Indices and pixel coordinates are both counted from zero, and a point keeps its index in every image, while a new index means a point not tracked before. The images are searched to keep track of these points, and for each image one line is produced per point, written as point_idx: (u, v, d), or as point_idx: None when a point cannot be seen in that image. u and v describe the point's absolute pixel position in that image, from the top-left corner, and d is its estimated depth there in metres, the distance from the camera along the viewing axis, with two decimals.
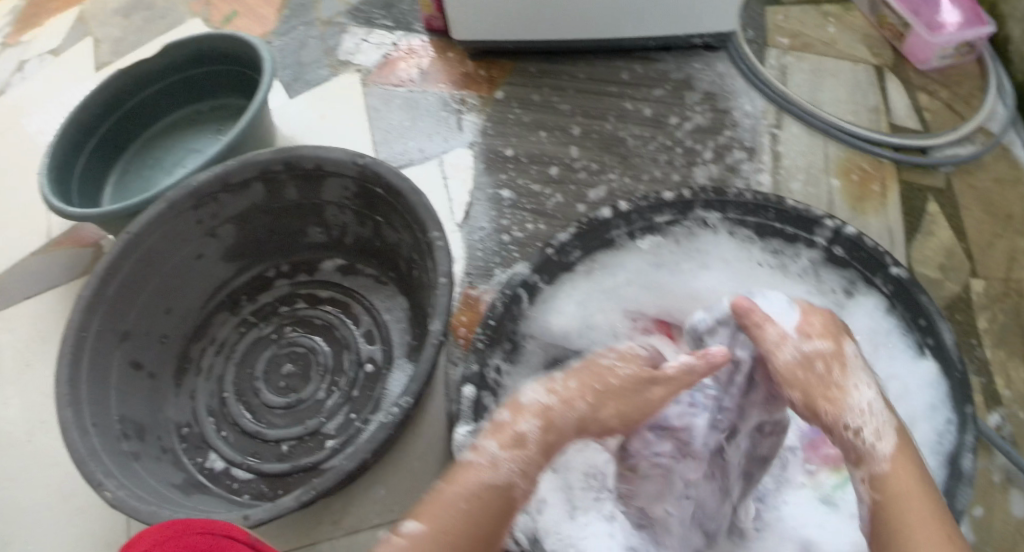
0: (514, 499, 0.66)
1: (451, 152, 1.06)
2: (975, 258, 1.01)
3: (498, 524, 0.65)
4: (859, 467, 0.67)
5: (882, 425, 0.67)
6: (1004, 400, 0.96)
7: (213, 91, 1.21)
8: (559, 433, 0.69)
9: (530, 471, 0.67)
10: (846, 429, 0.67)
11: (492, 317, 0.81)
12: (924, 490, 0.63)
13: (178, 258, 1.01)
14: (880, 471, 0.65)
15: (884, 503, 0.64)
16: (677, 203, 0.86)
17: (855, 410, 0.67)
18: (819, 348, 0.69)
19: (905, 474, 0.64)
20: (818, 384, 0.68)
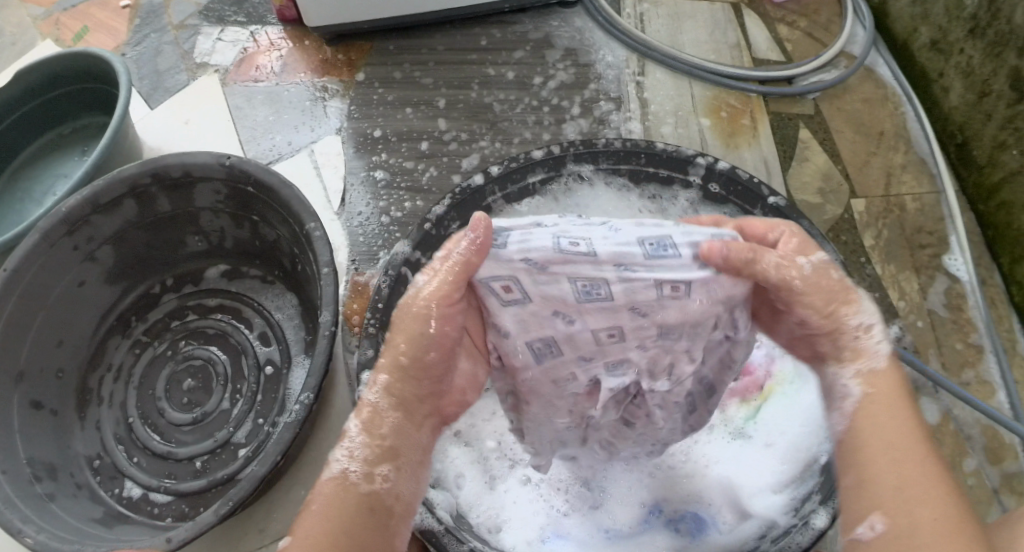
0: (355, 485, 0.66)
1: (320, 141, 1.06)
2: (852, 178, 1.08)
3: (350, 514, 0.65)
4: (855, 361, 0.68)
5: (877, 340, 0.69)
6: (900, 312, 1.02)
7: (75, 111, 1.18)
8: (380, 415, 0.70)
9: (358, 454, 0.68)
10: (852, 329, 0.68)
11: (381, 301, 0.79)
12: (901, 397, 0.67)
13: (61, 288, 0.96)
14: (876, 373, 0.68)
15: (879, 397, 0.66)
16: (547, 161, 0.87)
17: (858, 328, 0.69)
18: (821, 263, 0.69)
19: (889, 383, 0.67)
20: (838, 295, 0.69)
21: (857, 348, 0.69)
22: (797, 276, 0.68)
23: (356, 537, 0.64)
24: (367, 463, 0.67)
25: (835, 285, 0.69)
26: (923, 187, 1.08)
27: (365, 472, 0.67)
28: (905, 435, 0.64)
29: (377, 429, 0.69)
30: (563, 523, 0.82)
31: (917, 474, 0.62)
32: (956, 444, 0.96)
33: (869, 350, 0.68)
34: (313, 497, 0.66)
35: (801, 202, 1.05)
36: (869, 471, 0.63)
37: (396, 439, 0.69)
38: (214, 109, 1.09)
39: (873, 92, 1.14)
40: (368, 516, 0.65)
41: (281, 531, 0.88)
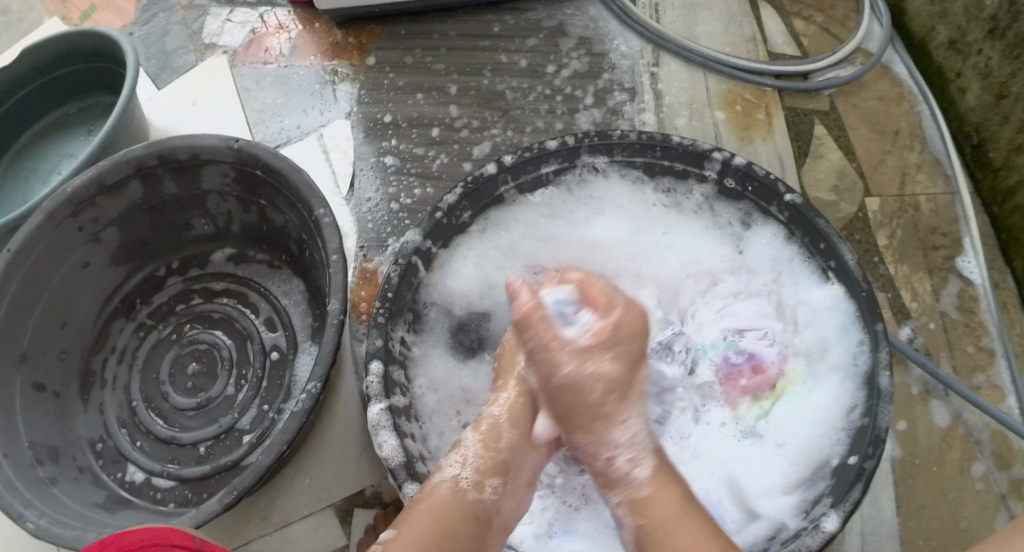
0: (466, 492, 0.70)
1: (329, 125, 1.05)
2: (867, 176, 1.07)
3: (459, 521, 0.68)
4: (616, 492, 0.71)
5: (638, 452, 0.71)
6: (912, 313, 1.01)
7: (81, 90, 1.17)
8: (498, 428, 0.74)
9: (471, 463, 0.72)
10: (601, 458, 0.72)
11: (389, 291, 0.78)
12: (684, 511, 0.68)
13: (65, 270, 0.95)
14: (639, 497, 0.69)
15: (649, 526, 0.68)
16: (561, 151, 0.85)
17: (617, 447, 0.71)
18: (607, 372, 0.72)
19: (667, 499, 0.69)
20: (591, 411, 0.72)
21: (617, 477, 0.71)
22: (586, 387, 0.71)
23: (460, 539, 0.68)
24: (480, 473, 0.72)
25: (606, 396, 0.71)
26: (937, 188, 1.07)
27: (477, 481, 0.71)
28: (711, 544, 0.65)
29: (494, 443, 0.74)
30: (571, 521, 0.80)
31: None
32: (965, 448, 0.96)
33: (629, 470, 0.71)
34: (423, 495, 0.70)
35: (815, 199, 1.04)
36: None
37: (509, 456, 0.74)
38: (223, 91, 1.08)
39: (889, 89, 1.12)
40: (473, 522, 0.69)
41: (286, 519, 0.87)
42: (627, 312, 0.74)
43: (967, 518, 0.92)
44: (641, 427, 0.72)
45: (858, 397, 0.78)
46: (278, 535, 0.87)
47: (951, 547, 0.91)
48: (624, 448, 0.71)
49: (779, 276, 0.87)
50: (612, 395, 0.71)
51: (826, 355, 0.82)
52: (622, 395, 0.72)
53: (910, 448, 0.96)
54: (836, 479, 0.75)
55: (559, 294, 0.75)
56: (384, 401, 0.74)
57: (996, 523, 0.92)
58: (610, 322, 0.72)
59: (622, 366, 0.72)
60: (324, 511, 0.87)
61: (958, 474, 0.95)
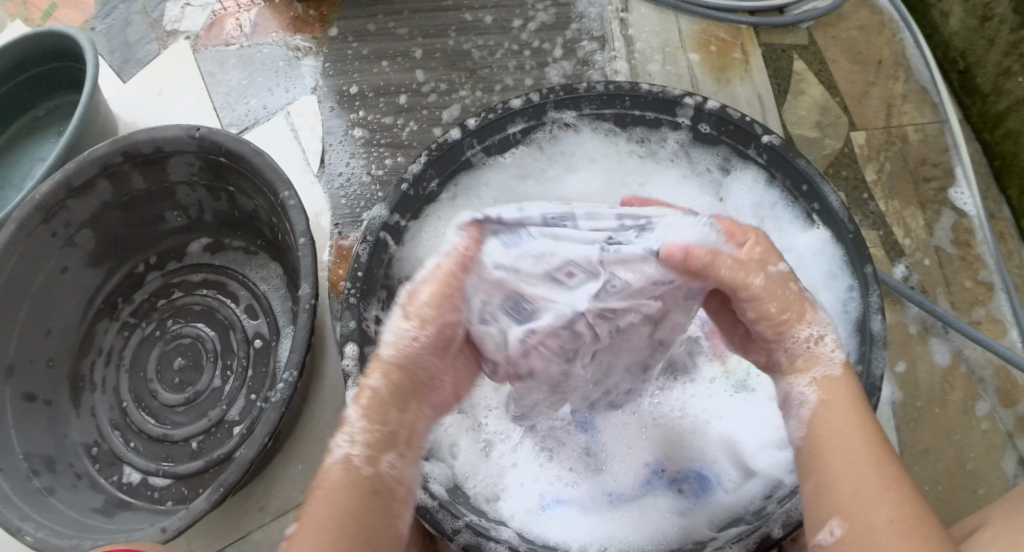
0: (358, 469, 0.63)
1: (295, 102, 1.02)
2: (851, 110, 1.04)
3: (357, 503, 0.61)
4: (805, 373, 0.66)
5: (826, 344, 0.67)
6: (906, 250, 0.99)
7: (44, 92, 1.16)
8: (382, 398, 0.65)
9: (361, 438, 0.63)
10: (804, 340, 0.67)
11: (360, 270, 0.77)
12: (859, 406, 0.64)
13: (43, 278, 0.94)
14: (826, 382, 0.65)
15: (827, 403, 0.64)
16: (527, 110, 0.82)
17: (819, 328, 0.67)
18: (787, 269, 0.69)
19: (845, 385, 0.65)
20: (796, 304, 0.68)
21: (811, 357, 0.67)
22: (770, 294, 0.67)
23: (365, 521, 0.61)
24: (372, 450, 0.64)
25: (795, 292, 0.68)
26: (925, 117, 1.05)
27: (369, 456, 0.63)
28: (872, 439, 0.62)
29: (380, 414, 0.64)
30: (564, 491, 0.80)
31: (866, 480, 0.59)
32: (967, 387, 0.95)
33: (822, 356, 0.66)
34: (317, 482, 0.63)
35: (798, 136, 1.02)
36: (837, 469, 0.61)
37: (397, 423, 0.65)
38: (187, 78, 1.06)
39: (869, 18, 1.09)
40: (373, 500, 0.62)
41: (282, 507, 0.87)
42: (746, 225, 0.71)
43: (973, 458, 0.92)
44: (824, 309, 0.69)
45: (849, 344, 0.77)
46: (276, 524, 0.86)
47: (958, 491, 0.90)
48: (818, 333, 0.67)
49: (763, 223, 0.85)
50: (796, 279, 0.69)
51: (814, 302, 0.81)
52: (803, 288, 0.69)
53: (911, 389, 0.95)
54: None
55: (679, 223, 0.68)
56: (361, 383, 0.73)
57: (1004, 463, 0.91)
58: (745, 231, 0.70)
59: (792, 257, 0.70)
60: None
61: (961, 414, 0.94)
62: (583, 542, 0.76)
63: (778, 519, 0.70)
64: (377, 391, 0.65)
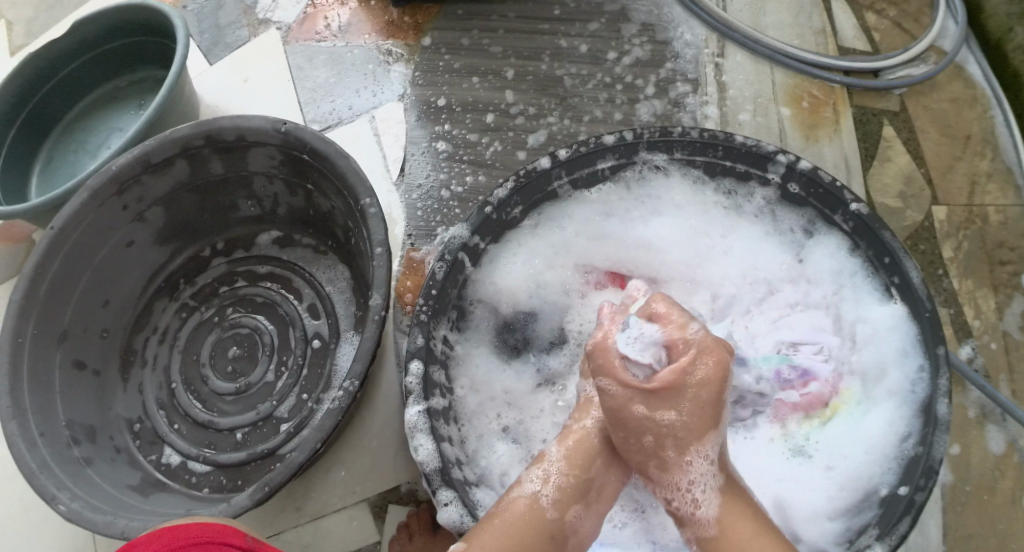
0: (544, 511, 0.70)
1: (381, 107, 1.02)
2: (935, 183, 1.02)
3: (532, 537, 0.69)
4: (686, 528, 0.71)
5: (700, 492, 0.70)
6: (974, 331, 0.97)
7: (132, 64, 1.18)
8: (586, 442, 0.73)
9: (552, 480, 0.71)
10: (669, 500, 0.72)
11: (434, 288, 0.76)
12: (760, 537, 0.67)
13: (108, 248, 0.94)
14: (709, 535, 0.69)
15: None
16: (619, 147, 0.82)
17: (679, 491, 0.70)
18: (670, 423, 0.70)
19: (739, 532, 0.68)
20: (700, 443, 0.70)
21: (684, 518, 0.71)
22: (639, 438, 0.71)
23: None
24: (563, 496, 0.71)
25: (661, 441, 0.70)
26: (1009, 199, 1.03)
27: (557, 500, 0.71)
28: None
29: (578, 460, 0.72)
30: (608, 534, 0.79)
31: None
32: (1018, 478, 0.92)
33: (694, 510, 0.70)
34: (497, 510, 0.70)
35: (880, 205, 1.00)
36: None
37: (595, 474, 0.73)
38: (275, 70, 1.07)
39: (963, 91, 1.07)
40: (547, 542, 0.69)
41: (320, 510, 0.87)
42: (686, 373, 0.69)
43: (1016, 550, 0.90)
44: (711, 468, 0.70)
45: (911, 425, 0.75)
46: (311, 527, 0.86)
47: None
48: (688, 491, 0.70)
49: (841, 289, 0.83)
50: (671, 442, 0.70)
51: (883, 377, 0.79)
52: (682, 444, 0.70)
53: (963, 472, 0.92)
54: (884, 512, 0.73)
55: (648, 328, 0.72)
56: (423, 402, 0.73)
57: None
58: (672, 373, 0.69)
59: (692, 416, 0.69)
60: (357, 504, 0.87)
61: (1010, 504, 0.91)
62: None
63: None
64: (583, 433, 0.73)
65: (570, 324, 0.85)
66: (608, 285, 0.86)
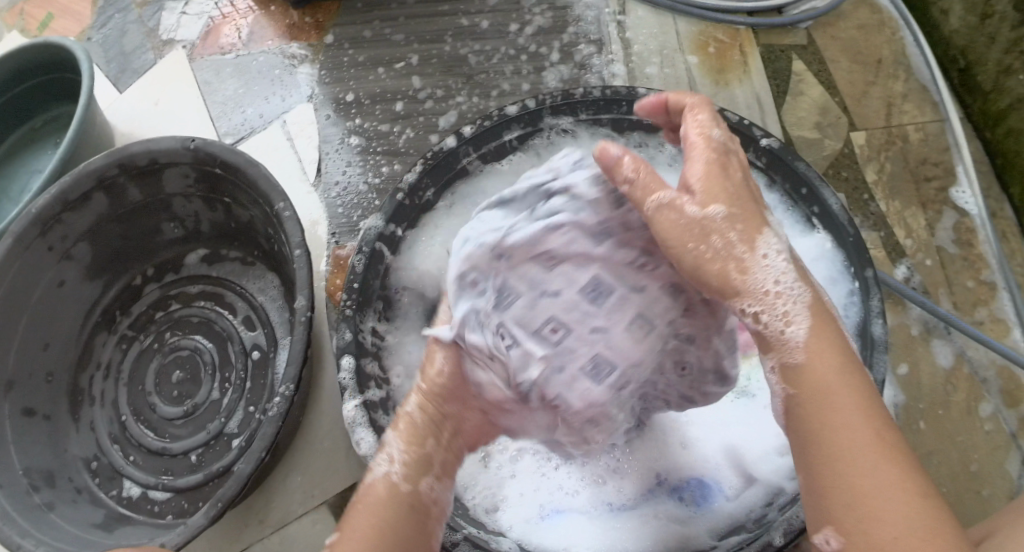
0: (398, 488, 0.64)
1: (291, 111, 1.02)
2: (851, 110, 1.03)
3: (396, 519, 0.62)
4: (769, 354, 0.61)
5: (792, 309, 0.60)
6: (907, 250, 0.98)
7: (45, 105, 1.15)
8: (416, 423, 0.67)
9: (398, 457, 0.65)
10: (746, 316, 0.61)
11: (355, 281, 0.77)
12: (845, 376, 0.58)
13: (40, 291, 0.93)
14: (795, 363, 0.59)
15: (802, 397, 0.58)
16: (523, 116, 0.82)
17: (765, 300, 0.60)
18: (719, 216, 0.60)
19: (823, 360, 0.58)
20: (753, 219, 0.61)
21: (766, 341, 0.61)
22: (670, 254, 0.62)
23: (404, 539, 0.62)
24: (410, 468, 0.65)
25: (727, 238, 0.60)
26: (926, 116, 1.04)
27: (408, 474, 0.65)
28: (864, 424, 0.56)
29: (417, 437, 0.66)
30: (565, 500, 0.79)
31: (869, 477, 0.54)
32: (970, 388, 0.94)
33: (782, 328, 0.60)
34: (359, 497, 0.64)
35: (798, 138, 1.01)
36: (837, 465, 0.55)
37: (433, 450, 0.67)
38: (184, 87, 1.05)
39: (868, 17, 1.08)
40: (412, 518, 0.63)
41: (282, 520, 0.86)
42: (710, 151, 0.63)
43: (977, 460, 0.91)
44: (785, 263, 0.61)
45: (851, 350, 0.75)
46: (276, 536, 0.86)
47: (964, 493, 0.90)
48: (771, 308, 0.60)
49: None
50: (736, 235, 0.60)
51: None
52: (750, 232, 0.61)
53: (914, 390, 0.94)
54: None
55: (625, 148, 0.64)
56: (359, 395, 0.73)
57: (1008, 464, 0.91)
58: (696, 167, 0.62)
59: (737, 203, 0.61)
60: (318, 508, 0.86)
61: (965, 415, 0.93)
62: None
63: (778, 527, 0.70)
64: (431, 393, 0.68)
65: None
66: None
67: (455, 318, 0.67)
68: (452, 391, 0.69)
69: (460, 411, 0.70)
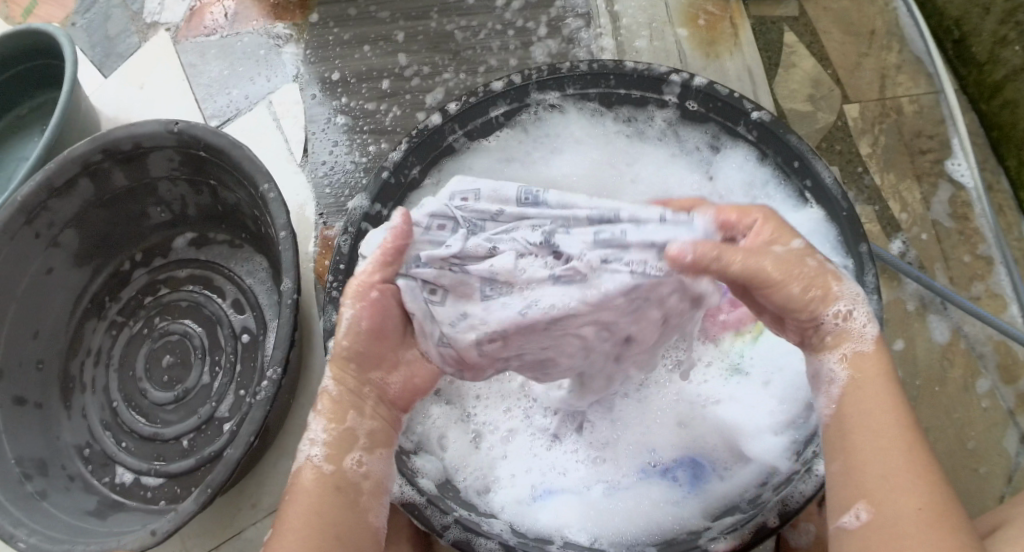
0: (323, 471, 0.65)
1: (277, 91, 1.01)
2: (843, 82, 1.02)
3: (326, 504, 0.64)
4: (834, 346, 0.63)
5: (865, 312, 0.63)
6: (902, 224, 0.97)
7: (29, 92, 1.14)
8: (336, 401, 0.66)
9: (319, 440, 0.65)
10: (834, 314, 0.63)
11: (342, 262, 0.75)
12: (894, 379, 0.61)
13: (28, 279, 0.92)
14: (852, 358, 0.62)
15: (855, 386, 0.61)
16: (509, 92, 0.81)
17: (853, 300, 0.63)
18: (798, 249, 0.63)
19: (879, 360, 0.62)
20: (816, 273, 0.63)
21: (841, 332, 0.63)
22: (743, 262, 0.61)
23: (333, 520, 0.63)
24: (331, 448, 0.65)
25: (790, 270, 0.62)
26: (920, 88, 1.03)
27: (331, 456, 0.65)
28: (905, 422, 0.59)
29: (337, 415, 0.65)
30: (556, 480, 0.79)
31: (901, 466, 0.57)
32: (967, 364, 0.93)
33: (856, 326, 0.63)
34: (293, 485, 0.65)
35: (790, 111, 1.00)
36: (874, 453, 0.59)
37: (354, 423, 0.66)
38: (168, 70, 1.04)
39: None
40: (339, 499, 0.64)
41: (274, 504, 0.86)
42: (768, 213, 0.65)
43: (974, 437, 0.91)
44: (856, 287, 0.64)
45: None
46: (268, 521, 0.86)
47: (961, 470, 0.90)
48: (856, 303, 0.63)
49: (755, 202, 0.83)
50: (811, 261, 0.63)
51: None
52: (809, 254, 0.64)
53: (910, 367, 0.93)
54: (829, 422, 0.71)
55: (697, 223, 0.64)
56: None
57: (1005, 441, 0.90)
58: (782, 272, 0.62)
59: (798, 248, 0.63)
60: None
61: (961, 392, 0.92)
62: (579, 533, 0.75)
63: (772, 507, 0.69)
64: (343, 357, 0.66)
65: None
66: None
67: (380, 283, 0.65)
68: (368, 347, 0.65)
69: (384, 375, 0.66)
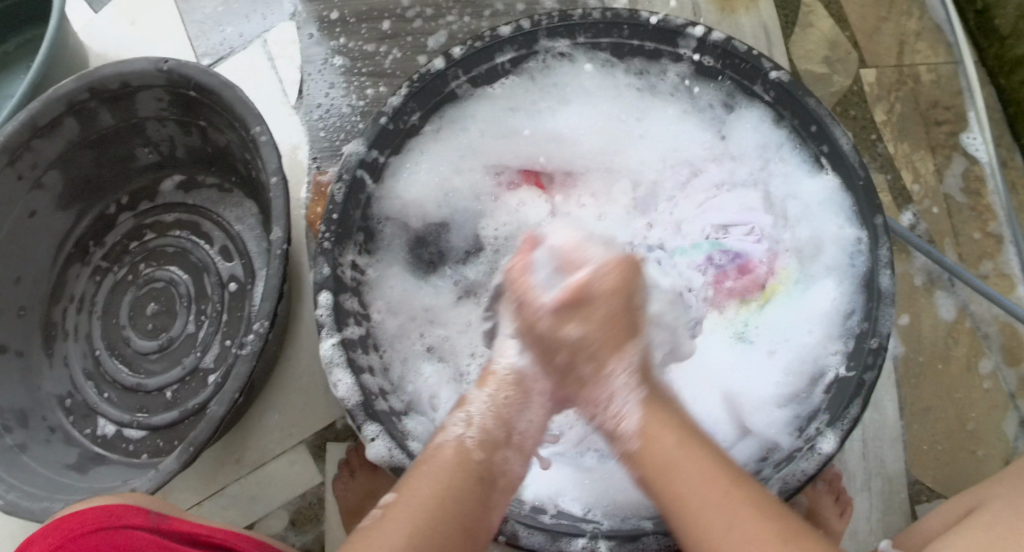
0: (469, 453, 0.64)
1: (272, 30, 0.97)
2: (861, 45, 0.98)
3: (458, 486, 0.62)
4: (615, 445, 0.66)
5: (624, 405, 0.66)
6: (915, 196, 0.94)
7: (15, 26, 1.09)
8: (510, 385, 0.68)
9: (476, 421, 0.66)
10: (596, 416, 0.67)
11: (335, 212, 0.72)
12: (682, 443, 0.63)
13: (10, 223, 0.88)
14: (632, 450, 0.64)
15: (648, 477, 0.63)
16: (517, 37, 0.77)
17: (602, 406, 0.67)
18: (576, 339, 0.67)
19: (658, 439, 0.64)
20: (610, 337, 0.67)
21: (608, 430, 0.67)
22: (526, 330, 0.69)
23: (463, 504, 0.61)
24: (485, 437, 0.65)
25: (574, 356, 0.67)
26: (939, 57, 0.99)
27: (482, 442, 0.65)
28: (708, 482, 0.61)
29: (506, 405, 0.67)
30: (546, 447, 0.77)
31: (734, 539, 0.58)
32: (972, 343, 0.91)
33: (617, 424, 0.66)
34: (425, 459, 0.64)
35: (805, 73, 0.97)
36: (704, 534, 0.59)
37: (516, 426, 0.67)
38: (160, 6, 0.99)
39: None
40: (476, 487, 0.63)
41: (260, 459, 0.84)
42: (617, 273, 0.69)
43: (974, 419, 0.89)
44: (629, 379, 0.66)
45: (856, 301, 0.72)
46: (254, 476, 0.83)
47: (958, 451, 0.88)
48: (607, 404, 0.66)
49: (768, 164, 0.80)
50: (585, 355, 0.67)
51: (820, 253, 0.77)
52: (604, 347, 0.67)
53: (915, 344, 0.91)
54: (835, 395, 0.70)
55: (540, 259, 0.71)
56: (336, 334, 0.69)
57: (1005, 424, 0.89)
58: (564, 340, 0.68)
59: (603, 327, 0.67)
60: (296, 447, 0.84)
61: (965, 371, 0.90)
62: (572, 502, 0.72)
63: (773, 484, 0.67)
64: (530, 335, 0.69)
65: (485, 230, 0.83)
66: (522, 184, 0.84)
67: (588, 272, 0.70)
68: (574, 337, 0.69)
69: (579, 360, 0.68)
